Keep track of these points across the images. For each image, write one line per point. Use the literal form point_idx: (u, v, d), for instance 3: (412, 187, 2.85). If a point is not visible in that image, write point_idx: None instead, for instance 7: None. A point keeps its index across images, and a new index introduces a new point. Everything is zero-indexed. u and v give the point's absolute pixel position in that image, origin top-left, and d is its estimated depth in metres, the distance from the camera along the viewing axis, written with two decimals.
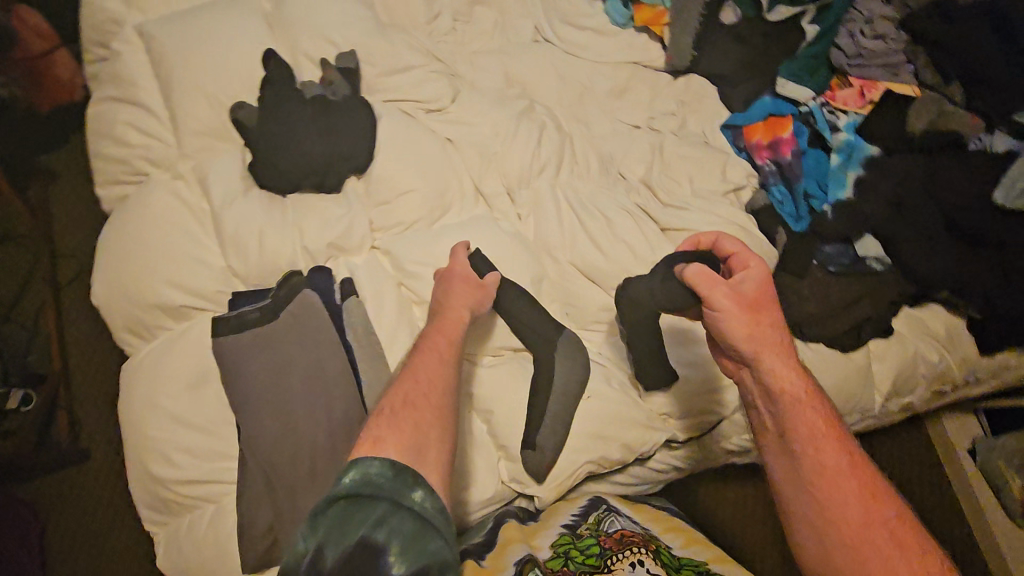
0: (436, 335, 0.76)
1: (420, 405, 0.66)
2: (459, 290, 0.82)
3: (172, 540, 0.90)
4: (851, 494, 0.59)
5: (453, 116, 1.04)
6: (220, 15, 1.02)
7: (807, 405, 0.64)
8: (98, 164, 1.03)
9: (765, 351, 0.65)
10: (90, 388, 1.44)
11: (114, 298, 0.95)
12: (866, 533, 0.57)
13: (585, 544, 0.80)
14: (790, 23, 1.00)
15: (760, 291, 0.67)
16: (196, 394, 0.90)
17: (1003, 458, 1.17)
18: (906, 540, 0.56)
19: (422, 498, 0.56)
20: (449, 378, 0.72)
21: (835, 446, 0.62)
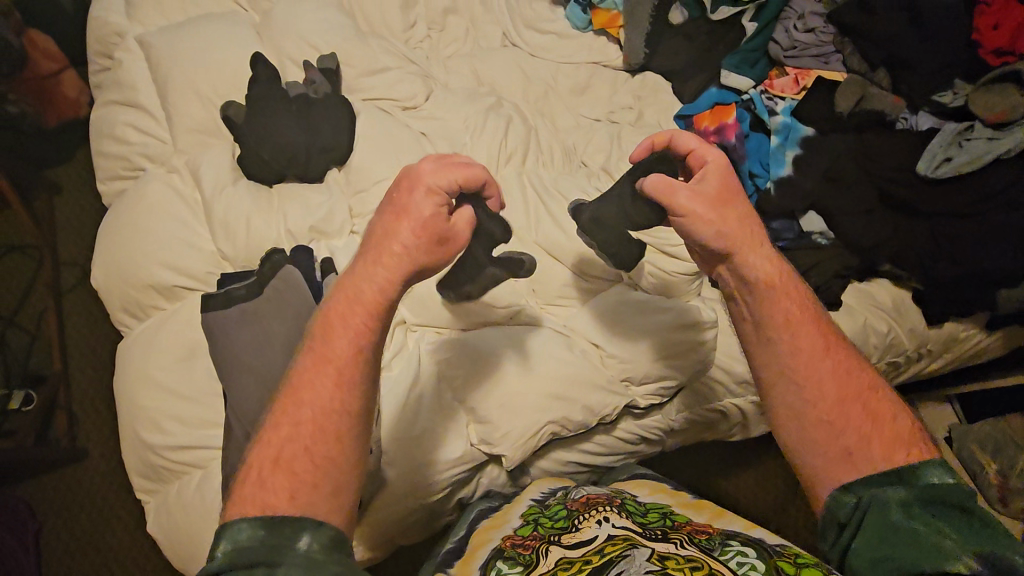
0: (347, 311, 0.64)
1: (297, 458, 0.60)
2: (405, 240, 0.65)
3: (162, 506, 0.96)
4: (827, 372, 0.66)
5: (426, 113, 1.13)
6: (212, 25, 1.12)
7: (784, 293, 0.69)
8: (100, 163, 1.13)
9: (739, 245, 0.69)
10: (89, 389, 1.55)
11: (113, 281, 1.03)
12: (845, 404, 0.64)
13: (553, 512, 0.85)
14: (731, 22, 1.10)
15: (722, 185, 0.71)
16: (185, 366, 0.97)
17: (978, 443, 1.32)
18: (878, 403, 0.65)
19: (307, 543, 0.57)
20: (346, 395, 0.62)
21: (812, 329, 0.68)
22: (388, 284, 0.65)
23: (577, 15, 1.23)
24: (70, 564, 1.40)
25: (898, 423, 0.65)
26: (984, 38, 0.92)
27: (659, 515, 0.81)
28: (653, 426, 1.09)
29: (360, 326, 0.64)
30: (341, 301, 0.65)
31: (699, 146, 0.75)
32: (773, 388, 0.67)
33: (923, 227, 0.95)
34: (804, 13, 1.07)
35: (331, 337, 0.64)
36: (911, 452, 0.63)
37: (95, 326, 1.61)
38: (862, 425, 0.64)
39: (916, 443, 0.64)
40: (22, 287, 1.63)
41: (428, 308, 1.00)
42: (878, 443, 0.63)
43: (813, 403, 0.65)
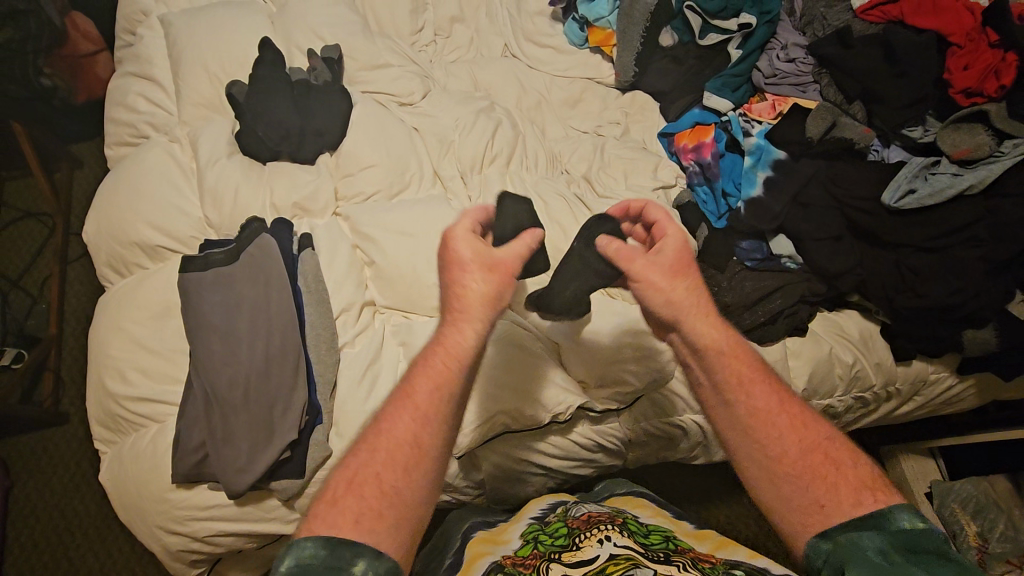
0: (436, 350, 0.65)
1: (368, 488, 0.58)
2: (483, 283, 0.67)
3: (115, 456, 0.98)
4: (784, 429, 0.63)
5: (420, 110, 1.19)
6: (231, 11, 1.19)
7: (733, 352, 0.67)
8: (110, 129, 1.19)
9: (687, 313, 0.67)
10: (77, 356, 1.59)
11: (102, 237, 1.08)
12: (805, 456, 0.62)
13: (553, 530, 0.85)
14: (717, 49, 1.15)
15: (680, 255, 0.70)
16: (157, 323, 1.00)
17: (959, 503, 1.30)
18: (838, 453, 0.63)
19: (364, 569, 0.53)
20: (428, 434, 0.61)
21: (765, 386, 0.65)
22: (471, 327, 0.66)
23: (574, 32, 1.28)
24: (35, 523, 1.43)
25: (859, 471, 0.61)
26: (955, 77, 0.95)
27: (661, 538, 0.81)
28: (608, 437, 1.08)
29: (440, 371, 0.64)
30: (426, 349, 0.66)
31: (662, 214, 0.74)
32: (738, 445, 0.64)
33: (889, 257, 0.96)
34: (787, 44, 1.12)
35: (413, 379, 0.64)
36: (876, 498, 0.59)
37: (94, 295, 1.66)
38: (826, 476, 0.60)
39: (879, 489, 0.60)
40: (30, 251, 1.70)
41: (395, 292, 1.02)
42: (844, 493, 0.59)
43: (775, 458, 0.62)
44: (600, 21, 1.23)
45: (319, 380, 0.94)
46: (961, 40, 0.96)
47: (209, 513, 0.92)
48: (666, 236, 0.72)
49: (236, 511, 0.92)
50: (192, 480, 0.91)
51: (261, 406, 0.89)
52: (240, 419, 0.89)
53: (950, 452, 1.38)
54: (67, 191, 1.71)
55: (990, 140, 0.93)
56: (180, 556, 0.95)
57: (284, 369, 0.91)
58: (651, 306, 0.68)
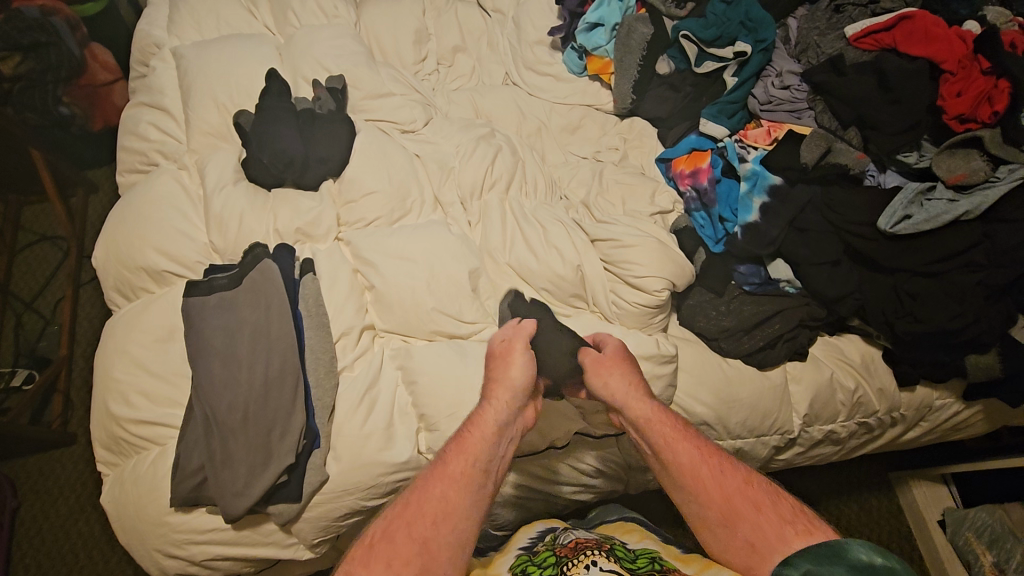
0: (470, 428, 0.82)
1: (398, 537, 0.71)
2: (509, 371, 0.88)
3: (117, 479, 0.99)
4: (709, 479, 0.77)
5: (422, 137, 1.22)
6: (240, 44, 1.23)
7: (653, 421, 0.85)
8: (122, 157, 1.23)
9: (624, 399, 0.87)
10: (86, 376, 1.62)
11: (110, 261, 1.10)
12: (730, 501, 0.75)
13: (541, 560, 0.85)
14: (714, 76, 1.16)
15: (616, 354, 0.92)
16: (160, 347, 1.01)
17: (974, 532, 1.27)
18: (759, 495, 0.76)
19: None
20: (458, 491, 0.75)
21: (692, 448, 0.81)
22: (504, 406, 0.84)
23: (573, 61, 1.29)
24: (39, 546, 1.43)
25: (780, 508, 0.74)
26: (948, 104, 0.96)
27: (648, 560, 0.80)
28: (607, 460, 1.07)
29: (472, 443, 0.80)
30: (464, 426, 0.84)
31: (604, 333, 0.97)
32: (681, 499, 0.79)
33: (887, 283, 0.97)
34: (782, 71, 1.12)
35: (447, 451, 0.80)
36: (800, 530, 0.71)
37: (105, 316, 1.70)
38: (750, 514, 0.74)
39: (805, 522, 0.72)
40: (45, 272, 1.74)
41: (395, 317, 1.04)
42: (771, 527, 0.72)
43: (705, 506, 0.76)
44: (597, 50, 1.24)
45: (317, 404, 0.94)
46: (954, 66, 0.96)
47: (206, 537, 0.92)
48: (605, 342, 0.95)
49: (233, 535, 0.92)
50: (190, 504, 0.91)
51: (260, 429, 0.90)
52: (238, 442, 0.90)
53: (963, 479, 1.35)
54: (82, 217, 1.76)
55: (985, 165, 0.93)
56: None
57: (282, 391, 0.92)
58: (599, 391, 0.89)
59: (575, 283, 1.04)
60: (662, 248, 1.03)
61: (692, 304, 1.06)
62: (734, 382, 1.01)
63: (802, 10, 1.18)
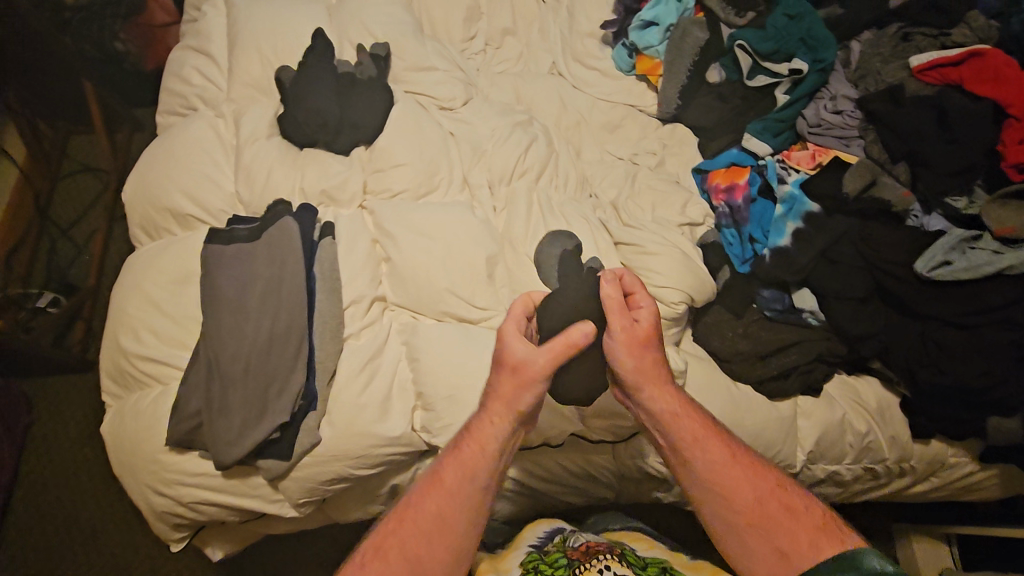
0: (467, 452, 0.78)
1: (391, 555, 0.72)
2: (507, 387, 0.78)
3: (119, 411, 1.01)
4: (741, 481, 0.77)
5: (460, 116, 1.21)
6: (292, 1, 1.23)
7: (684, 414, 0.81)
8: (163, 98, 1.24)
9: (646, 385, 0.80)
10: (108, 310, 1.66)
11: (138, 199, 1.11)
12: (763, 505, 0.76)
13: (552, 561, 0.84)
14: (765, 91, 1.11)
15: (651, 329, 0.82)
16: (176, 289, 1.03)
17: None
18: (791, 500, 0.77)
19: None
20: (450, 518, 0.75)
21: (719, 444, 0.80)
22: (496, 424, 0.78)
23: (622, 58, 1.25)
24: (46, 464, 1.49)
25: (813, 513, 0.76)
26: (1008, 151, 0.92)
27: (659, 569, 0.81)
28: (600, 464, 1.06)
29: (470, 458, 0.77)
30: (460, 438, 0.80)
31: (637, 286, 0.85)
32: (707, 505, 0.78)
33: (915, 328, 0.93)
34: (837, 95, 1.06)
35: (442, 468, 0.78)
36: (834, 540, 0.73)
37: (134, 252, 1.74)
38: (784, 522, 0.75)
39: (835, 530, 0.74)
40: (84, 203, 1.79)
41: (408, 291, 1.03)
42: (803, 535, 0.74)
43: (738, 512, 0.76)
44: (649, 49, 1.19)
45: (318, 366, 0.94)
46: (1019, 113, 0.92)
47: (196, 480, 0.94)
48: (641, 306, 0.84)
49: (222, 482, 0.94)
50: (184, 446, 0.92)
51: (260, 383, 0.91)
52: (239, 392, 0.91)
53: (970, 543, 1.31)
54: (124, 151, 1.81)
55: None
56: (164, 518, 0.97)
57: (287, 349, 0.93)
58: (621, 372, 0.81)
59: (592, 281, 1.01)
60: (685, 259, 1.00)
61: (709, 322, 1.04)
62: (741, 407, 1.00)
63: (867, 35, 1.12)
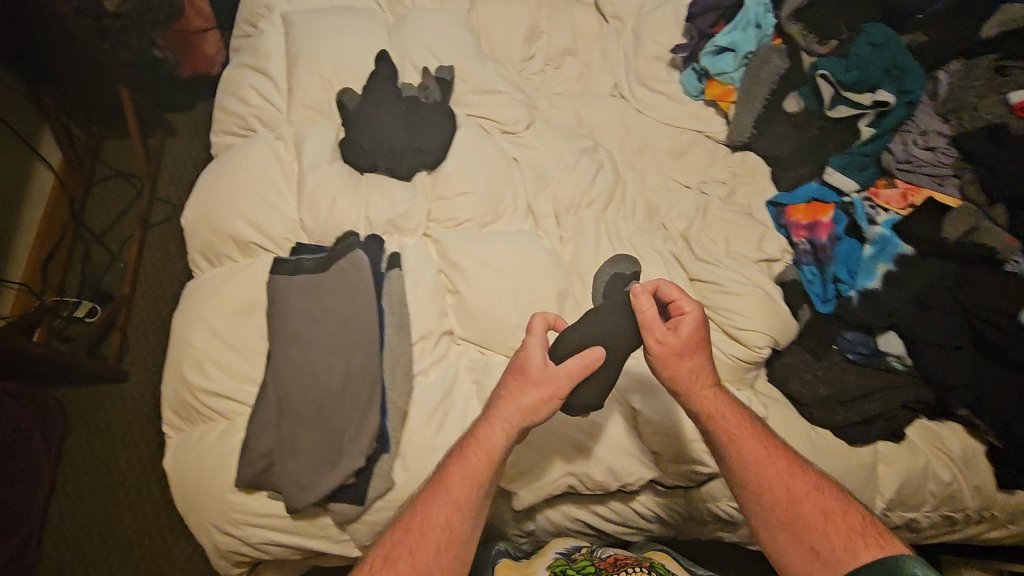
0: (476, 452, 0.77)
1: (414, 544, 0.71)
2: (521, 392, 0.78)
3: (182, 445, 0.98)
4: (775, 478, 0.76)
5: (523, 141, 1.17)
6: (353, 19, 1.20)
7: (722, 413, 0.81)
8: (219, 117, 1.21)
9: (689, 386, 0.81)
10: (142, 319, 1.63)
11: (198, 226, 1.08)
12: (798, 502, 0.74)
13: (580, 568, 0.82)
14: (848, 122, 1.07)
15: (690, 336, 0.80)
16: (241, 319, 1.00)
17: None
18: (828, 503, 0.74)
19: None
20: (462, 515, 0.74)
21: (757, 443, 0.79)
22: (502, 430, 0.77)
23: (691, 83, 1.20)
24: (84, 477, 1.45)
25: (851, 518, 0.72)
26: None
27: None
28: (671, 508, 1.01)
29: (477, 462, 0.76)
30: (467, 438, 0.79)
31: (677, 292, 0.83)
32: (744, 500, 0.77)
33: (1013, 379, 0.89)
34: (927, 130, 1.04)
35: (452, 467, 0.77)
36: (869, 544, 0.68)
37: (171, 261, 1.70)
38: (818, 523, 0.72)
39: (876, 536, 0.69)
40: (117, 209, 1.73)
41: (478, 327, 1.01)
42: (838, 537, 0.70)
43: (772, 507, 0.75)
44: (722, 76, 1.15)
45: (390, 406, 0.91)
46: None
47: (263, 521, 0.91)
48: (683, 313, 0.81)
49: (290, 523, 0.91)
50: (254, 486, 0.90)
51: (333, 424, 0.88)
52: (312, 432, 0.88)
53: None
54: (157, 158, 1.78)
55: None
56: (227, 556, 0.94)
57: (359, 390, 0.90)
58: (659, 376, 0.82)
59: None
60: (768, 299, 0.97)
61: (785, 363, 1.01)
62: (821, 453, 0.97)
63: (955, 65, 1.08)
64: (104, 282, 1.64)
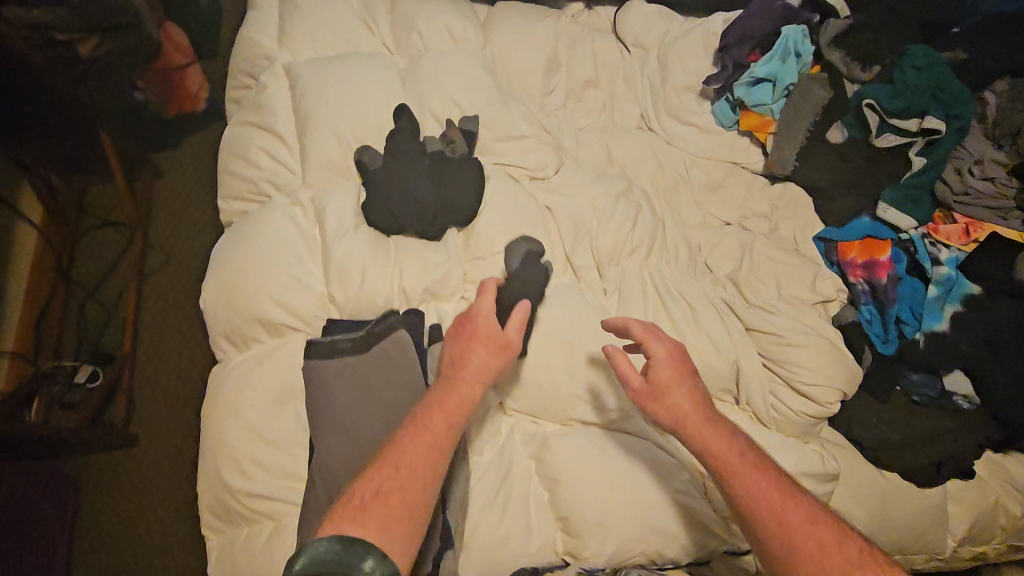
0: (442, 400, 0.78)
1: (392, 499, 0.69)
2: (482, 338, 0.83)
3: (227, 549, 0.92)
4: (769, 509, 0.73)
5: (554, 186, 1.11)
6: (365, 67, 1.12)
7: (721, 450, 0.79)
8: (227, 182, 1.13)
9: (681, 424, 0.81)
10: (155, 373, 1.43)
11: (221, 308, 1.01)
12: (792, 534, 0.71)
13: None
14: (897, 151, 1.03)
15: (663, 377, 0.83)
16: (279, 410, 0.94)
17: None
18: (823, 534, 0.70)
19: (372, 567, 0.62)
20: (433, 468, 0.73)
21: (752, 474, 0.76)
22: (471, 377, 0.80)
23: (725, 113, 1.14)
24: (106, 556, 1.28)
25: (845, 551, 0.69)
26: None
27: None
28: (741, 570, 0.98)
29: (451, 408, 0.77)
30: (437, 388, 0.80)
31: (644, 335, 0.86)
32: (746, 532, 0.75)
33: None
34: (982, 159, 1.02)
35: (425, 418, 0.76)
36: None
37: (176, 307, 1.51)
38: (810, 554, 0.69)
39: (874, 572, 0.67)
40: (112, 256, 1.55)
41: (531, 397, 0.96)
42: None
43: (768, 540, 0.72)
44: (760, 107, 1.10)
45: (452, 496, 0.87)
46: None
47: None
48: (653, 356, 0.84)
49: None
50: None
51: None
52: None
53: None
54: (145, 199, 1.57)
55: None
56: None
57: None
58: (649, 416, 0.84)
59: (729, 378, 0.94)
60: (834, 351, 0.94)
61: (850, 409, 0.98)
62: (895, 501, 0.95)
63: (1000, 85, 1.05)
64: (105, 339, 1.47)
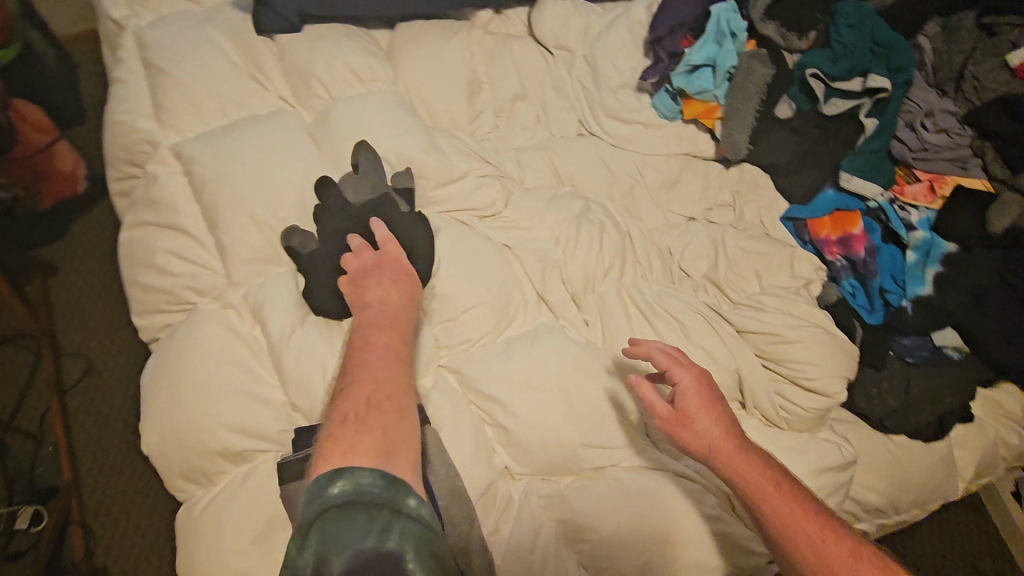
0: (370, 325, 0.74)
1: (386, 404, 0.63)
2: (382, 270, 0.81)
3: None
4: (804, 536, 0.64)
5: (508, 221, 1.02)
6: (268, 133, 0.98)
7: (745, 472, 0.71)
8: (137, 296, 0.97)
9: (707, 447, 0.74)
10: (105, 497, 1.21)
11: (167, 447, 0.87)
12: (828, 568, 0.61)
13: None
14: (845, 116, 1.01)
15: (691, 400, 0.76)
16: (263, 547, 0.82)
17: None
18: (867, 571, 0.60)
19: (417, 505, 0.54)
20: (398, 378, 0.68)
21: (785, 502, 0.68)
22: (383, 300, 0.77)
23: (667, 104, 1.10)
24: None
25: None
26: None
27: None
28: None
29: (385, 325, 0.74)
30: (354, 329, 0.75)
31: (668, 360, 0.79)
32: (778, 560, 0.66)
33: None
34: (934, 109, 1.03)
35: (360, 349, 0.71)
36: None
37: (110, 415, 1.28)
38: None
39: None
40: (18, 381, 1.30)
41: (540, 460, 0.88)
42: None
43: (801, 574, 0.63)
44: (702, 94, 1.07)
45: None
46: None
47: None
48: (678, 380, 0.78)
49: None
50: None
51: None
52: None
53: None
54: (43, 304, 1.33)
55: None
56: None
57: None
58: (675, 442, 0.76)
59: (734, 388, 0.90)
60: (832, 341, 0.93)
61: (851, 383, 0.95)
62: (909, 465, 0.94)
63: (932, 27, 1.07)
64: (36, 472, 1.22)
